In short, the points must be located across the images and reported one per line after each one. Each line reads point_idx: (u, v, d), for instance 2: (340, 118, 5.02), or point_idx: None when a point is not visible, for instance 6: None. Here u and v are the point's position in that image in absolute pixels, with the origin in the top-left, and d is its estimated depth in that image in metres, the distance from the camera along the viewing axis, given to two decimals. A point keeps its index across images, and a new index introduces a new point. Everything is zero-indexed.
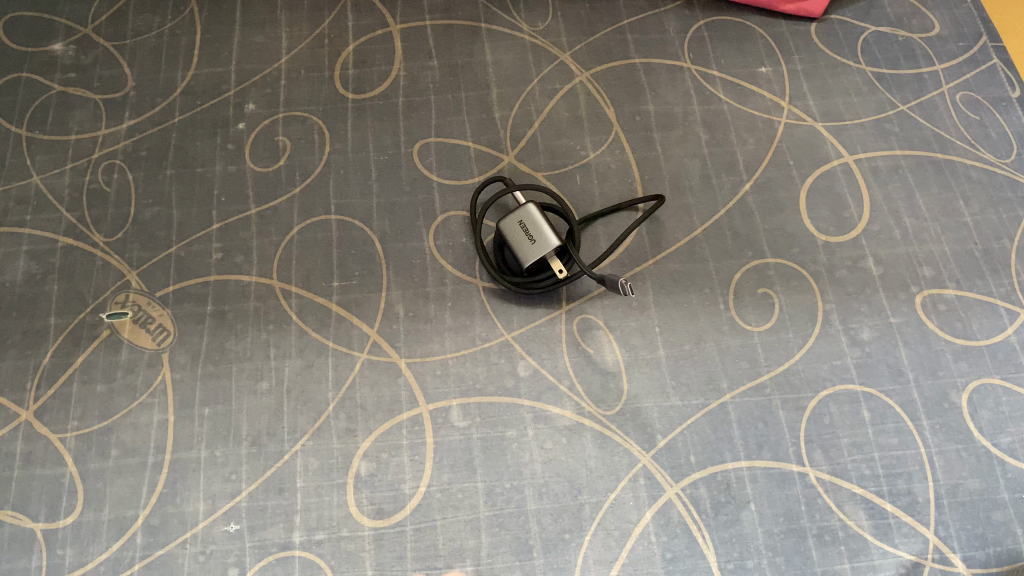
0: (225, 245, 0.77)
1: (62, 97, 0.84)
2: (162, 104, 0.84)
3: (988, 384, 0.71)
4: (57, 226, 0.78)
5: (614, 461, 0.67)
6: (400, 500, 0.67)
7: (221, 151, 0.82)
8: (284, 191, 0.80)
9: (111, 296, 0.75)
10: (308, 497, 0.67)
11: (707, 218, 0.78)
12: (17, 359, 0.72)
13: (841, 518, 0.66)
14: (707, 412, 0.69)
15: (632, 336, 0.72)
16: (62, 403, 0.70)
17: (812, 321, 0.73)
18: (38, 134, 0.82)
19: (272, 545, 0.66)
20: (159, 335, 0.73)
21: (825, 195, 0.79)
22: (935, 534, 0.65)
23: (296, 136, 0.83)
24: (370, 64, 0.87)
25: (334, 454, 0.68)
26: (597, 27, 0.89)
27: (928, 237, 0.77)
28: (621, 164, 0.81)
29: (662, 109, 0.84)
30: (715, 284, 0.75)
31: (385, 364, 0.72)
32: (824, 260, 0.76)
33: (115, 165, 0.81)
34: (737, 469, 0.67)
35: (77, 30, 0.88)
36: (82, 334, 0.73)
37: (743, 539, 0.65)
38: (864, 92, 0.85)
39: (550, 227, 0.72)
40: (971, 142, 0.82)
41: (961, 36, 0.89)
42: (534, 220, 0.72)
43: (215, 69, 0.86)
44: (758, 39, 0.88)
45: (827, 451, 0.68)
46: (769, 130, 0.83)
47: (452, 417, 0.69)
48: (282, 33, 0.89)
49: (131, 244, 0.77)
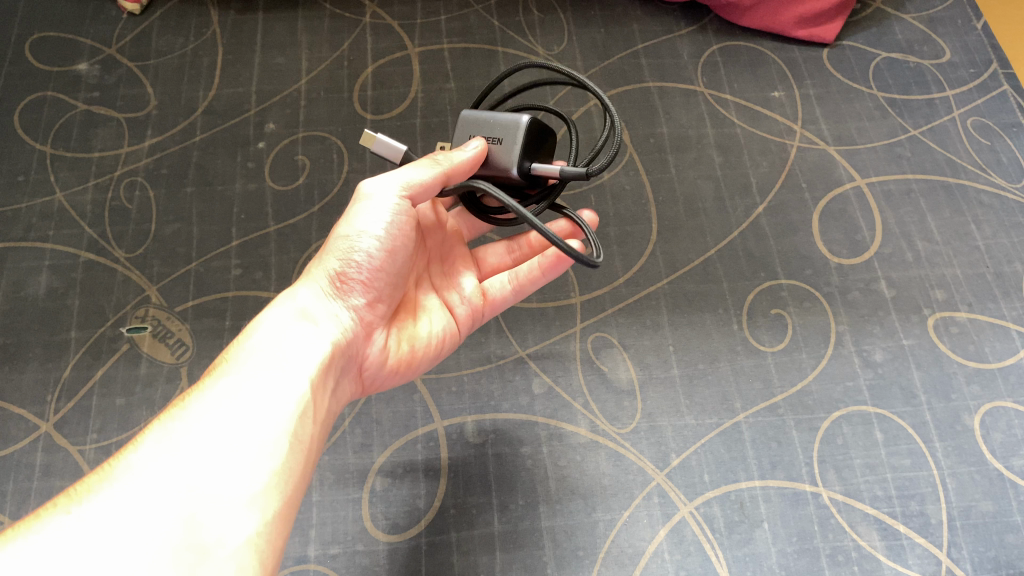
0: (244, 261, 0.78)
1: (86, 116, 0.86)
2: (184, 123, 0.86)
3: (1000, 408, 0.71)
4: (79, 242, 0.79)
5: (628, 479, 0.68)
6: (415, 514, 0.66)
7: (242, 170, 0.83)
8: (304, 210, 0.81)
9: (132, 310, 0.76)
10: (324, 511, 0.66)
11: (721, 239, 0.79)
12: (38, 372, 0.73)
13: (855, 538, 0.66)
14: (721, 431, 0.70)
15: (646, 354, 0.73)
16: (82, 415, 0.71)
17: (825, 342, 0.74)
18: (62, 151, 0.84)
19: (287, 558, 0.64)
20: (179, 349, 0.74)
21: (838, 217, 0.80)
22: (948, 556, 0.65)
23: (316, 156, 0.84)
24: (388, 86, 0.88)
25: (350, 469, 0.68)
26: (612, 51, 0.90)
27: (940, 260, 0.78)
28: (636, 185, 0.82)
29: (675, 132, 0.85)
30: (729, 304, 0.76)
31: (401, 380, 0.71)
32: (837, 282, 0.77)
33: (137, 182, 0.82)
34: (751, 488, 0.68)
35: (101, 50, 0.90)
36: (102, 347, 0.74)
37: (757, 558, 0.65)
38: (876, 117, 0.86)
39: (506, 111, 0.62)
40: (983, 168, 0.83)
41: (971, 63, 0.89)
42: (479, 118, 0.62)
43: (237, 89, 0.88)
44: (771, 64, 0.90)
45: (840, 471, 0.69)
46: (782, 153, 0.84)
47: (467, 433, 0.70)
48: (302, 55, 0.90)
49: (152, 259, 0.78)
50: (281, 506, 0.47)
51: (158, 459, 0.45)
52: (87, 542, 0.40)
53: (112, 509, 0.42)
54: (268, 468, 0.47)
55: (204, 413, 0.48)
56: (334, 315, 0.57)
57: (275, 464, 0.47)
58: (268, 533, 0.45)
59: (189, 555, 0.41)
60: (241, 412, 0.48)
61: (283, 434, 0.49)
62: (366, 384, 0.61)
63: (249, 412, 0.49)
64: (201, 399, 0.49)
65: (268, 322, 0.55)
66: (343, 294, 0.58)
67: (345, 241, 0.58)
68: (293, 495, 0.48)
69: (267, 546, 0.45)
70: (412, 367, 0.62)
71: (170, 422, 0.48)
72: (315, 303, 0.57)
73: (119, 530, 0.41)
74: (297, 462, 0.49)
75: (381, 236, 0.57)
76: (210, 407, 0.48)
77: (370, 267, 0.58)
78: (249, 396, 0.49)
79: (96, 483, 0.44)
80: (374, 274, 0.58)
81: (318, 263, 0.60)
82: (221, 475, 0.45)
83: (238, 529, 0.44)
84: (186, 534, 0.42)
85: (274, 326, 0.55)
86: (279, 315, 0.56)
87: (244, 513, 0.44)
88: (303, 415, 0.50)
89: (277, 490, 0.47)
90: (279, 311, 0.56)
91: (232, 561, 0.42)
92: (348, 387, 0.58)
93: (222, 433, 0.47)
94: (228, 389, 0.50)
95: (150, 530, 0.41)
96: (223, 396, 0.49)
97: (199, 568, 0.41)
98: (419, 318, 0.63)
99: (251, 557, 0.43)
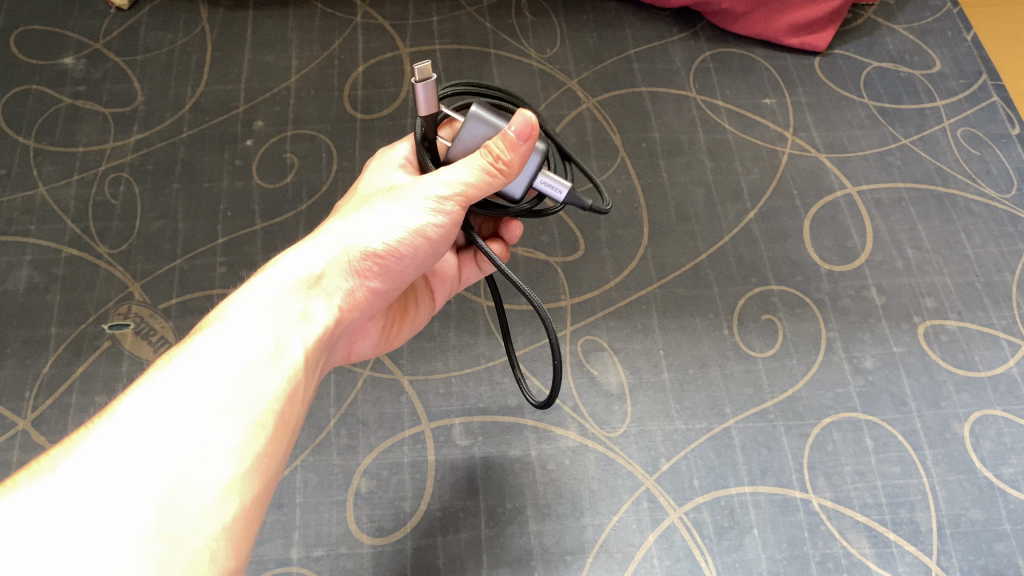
0: (230, 259, 0.77)
1: (71, 110, 0.84)
2: (171, 119, 0.84)
3: (990, 416, 0.71)
4: (61, 237, 0.78)
5: (617, 484, 0.67)
6: (400, 517, 0.65)
7: (229, 167, 0.82)
8: (291, 208, 0.80)
9: (114, 307, 0.74)
10: (307, 513, 0.65)
11: (711, 244, 0.78)
12: (16, 368, 0.71)
13: (844, 546, 0.66)
14: (711, 436, 0.69)
15: (636, 358, 0.73)
16: (60, 413, 0.69)
17: (815, 348, 0.74)
18: (46, 145, 0.82)
19: (269, 561, 0.63)
20: (161, 347, 0.73)
21: (829, 224, 0.80)
22: (938, 564, 0.65)
23: (305, 154, 0.83)
24: (378, 86, 0.88)
25: (335, 470, 0.67)
26: (604, 56, 0.90)
27: (930, 268, 0.78)
28: (627, 189, 0.81)
29: (667, 137, 0.85)
30: (719, 309, 0.75)
31: (387, 381, 0.70)
32: (828, 289, 0.77)
33: (122, 178, 0.81)
34: (740, 494, 0.67)
35: (88, 44, 0.88)
36: (83, 344, 0.73)
37: (746, 564, 0.64)
38: (867, 126, 0.86)
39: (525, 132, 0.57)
40: (972, 177, 0.83)
41: (961, 74, 0.90)
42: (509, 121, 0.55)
43: (225, 86, 0.87)
44: (763, 72, 0.90)
45: (830, 478, 0.68)
46: (773, 159, 0.84)
47: (454, 435, 0.69)
48: (293, 53, 0.89)
49: (135, 256, 0.77)
50: (259, 491, 0.43)
51: (132, 435, 0.41)
52: (33, 536, 0.36)
53: (68, 495, 0.38)
54: (249, 450, 0.44)
55: (184, 386, 0.44)
56: (348, 287, 0.53)
57: (256, 445, 0.44)
58: (242, 523, 0.41)
59: (159, 544, 0.38)
60: (223, 390, 0.44)
61: (267, 414, 0.45)
62: (348, 352, 0.61)
63: (236, 386, 0.45)
64: (183, 369, 0.45)
65: (267, 281, 0.51)
66: (364, 274, 0.54)
67: (389, 219, 0.54)
68: (271, 480, 0.44)
69: (241, 535, 0.41)
70: (393, 339, 0.65)
71: (148, 391, 0.44)
72: (334, 272, 0.53)
73: (81, 518, 0.37)
74: (279, 444, 0.46)
75: (424, 232, 0.54)
76: (193, 378, 0.44)
77: (403, 256, 0.54)
78: (238, 368, 0.46)
79: (61, 457, 0.40)
80: (401, 265, 0.55)
81: (350, 224, 0.54)
82: (198, 457, 0.41)
83: (212, 518, 0.40)
84: (157, 522, 0.38)
85: (272, 289, 0.50)
86: (285, 275, 0.51)
87: (220, 499, 0.41)
88: (289, 394, 0.47)
89: (255, 473, 0.43)
90: (290, 268, 0.51)
91: (203, 553, 0.39)
92: (336, 359, 0.58)
93: (205, 408, 0.43)
94: (213, 358, 0.46)
95: (115, 516, 0.38)
96: (208, 365, 0.45)
97: (168, 559, 0.38)
98: (409, 309, 0.65)
99: (222, 546, 0.40)
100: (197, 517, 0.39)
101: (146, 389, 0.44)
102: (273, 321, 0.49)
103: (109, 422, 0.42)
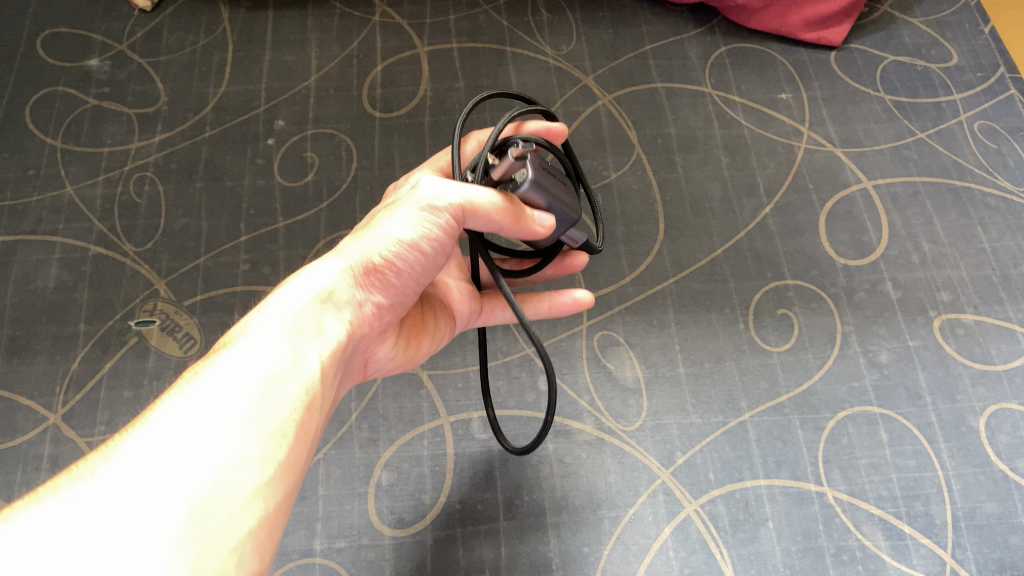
0: (253, 257, 0.79)
1: (96, 111, 0.86)
2: (194, 119, 0.86)
3: (1005, 409, 0.71)
4: (88, 235, 0.79)
5: (633, 477, 0.68)
6: (420, 509, 0.66)
7: (251, 166, 0.83)
8: (311, 206, 0.81)
9: (140, 304, 0.76)
10: (330, 505, 0.66)
11: (727, 239, 0.79)
12: (47, 364, 0.73)
13: (858, 538, 0.66)
14: (726, 430, 0.70)
15: (652, 353, 0.73)
16: (90, 408, 0.71)
17: (831, 342, 0.74)
18: (73, 145, 0.84)
19: (292, 552, 0.64)
20: (186, 343, 0.74)
21: (845, 219, 0.80)
22: (953, 556, 0.65)
23: (325, 152, 0.84)
24: (396, 84, 0.89)
25: (356, 463, 0.68)
26: (620, 52, 0.91)
27: (946, 262, 0.78)
28: (643, 185, 0.82)
29: (683, 132, 0.85)
30: (735, 303, 0.76)
31: (407, 376, 0.72)
32: (843, 283, 0.77)
33: (147, 177, 0.83)
34: (755, 487, 0.68)
35: (112, 46, 0.90)
36: (110, 340, 0.74)
37: (761, 556, 0.65)
38: (883, 120, 0.86)
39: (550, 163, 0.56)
40: (990, 171, 0.83)
41: (978, 66, 0.89)
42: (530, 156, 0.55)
43: (246, 86, 0.88)
44: (779, 67, 0.90)
45: (845, 471, 0.69)
46: (788, 155, 0.84)
47: (473, 429, 0.70)
48: (312, 53, 0.91)
49: (161, 254, 0.79)
50: (281, 497, 0.45)
51: (165, 440, 0.42)
52: (74, 535, 0.37)
53: (106, 497, 0.39)
54: (272, 458, 0.45)
55: (213, 395, 0.45)
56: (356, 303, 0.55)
57: (279, 454, 0.46)
58: (266, 527, 0.43)
59: (192, 547, 0.39)
60: (249, 400, 0.46)
61: (288, 423, 0.47)
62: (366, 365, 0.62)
63: (260, 396, 0.47)
64: (209, 380, 0.46)
65: (286, 297, 0.53)
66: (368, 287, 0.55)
67: (385, 232, 0.54)
68: (290, 488, 0.46)
69: (265, 539, 0.43)
70: (413, 358, 0.65)
71: (177, 400, 0.45)
72: (343, 287, 0.54)
73: (120, 519, 0.38)
74: (299, 453, 0.47)
75: (418, 244, 0.54)
76: (220, 388, 0.46)
77: (402, 268, 0.55)
78: (260, 380, 0.47)
79: (98, 461, 0.41)
80: (404, 278, 0.56)
81: (356, 241, 0.56)
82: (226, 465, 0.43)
83: (239, 523, 0.42)
84: (190, 526, 0.40)
85: (291, 304, 0.52)
86: (301, 292, 0.53)
87: (246, 504, 0.42)
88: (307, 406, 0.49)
89: (278, 481, 0.45)
90: (305, 285, 0.53)
91: (232, 556, 0.41)
92: (351, 375, 0.59)
93: (231, 418, 0.45)
94: (239, 369, 0.48)
95: (153, 518, 0.39)
96: (234, 376, 0.47)
97: (201, 561, 0.39)
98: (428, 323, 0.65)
99: (249, 550, 0.42)
100: (227, 520, 0.41)
101: (176, 398, 0.45)
102: (292, 334, 0.50)
103: (142, 429, 0.43)
